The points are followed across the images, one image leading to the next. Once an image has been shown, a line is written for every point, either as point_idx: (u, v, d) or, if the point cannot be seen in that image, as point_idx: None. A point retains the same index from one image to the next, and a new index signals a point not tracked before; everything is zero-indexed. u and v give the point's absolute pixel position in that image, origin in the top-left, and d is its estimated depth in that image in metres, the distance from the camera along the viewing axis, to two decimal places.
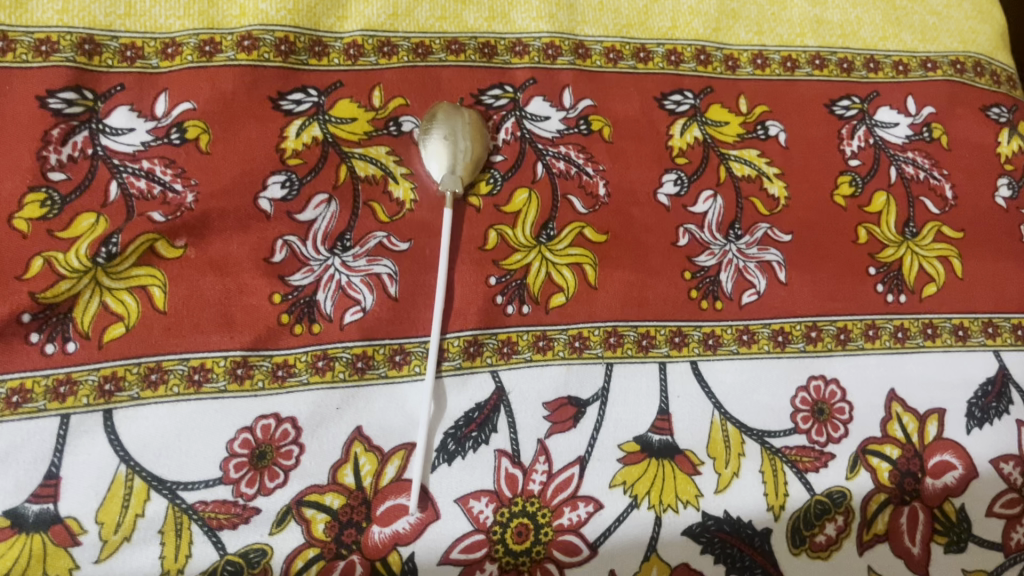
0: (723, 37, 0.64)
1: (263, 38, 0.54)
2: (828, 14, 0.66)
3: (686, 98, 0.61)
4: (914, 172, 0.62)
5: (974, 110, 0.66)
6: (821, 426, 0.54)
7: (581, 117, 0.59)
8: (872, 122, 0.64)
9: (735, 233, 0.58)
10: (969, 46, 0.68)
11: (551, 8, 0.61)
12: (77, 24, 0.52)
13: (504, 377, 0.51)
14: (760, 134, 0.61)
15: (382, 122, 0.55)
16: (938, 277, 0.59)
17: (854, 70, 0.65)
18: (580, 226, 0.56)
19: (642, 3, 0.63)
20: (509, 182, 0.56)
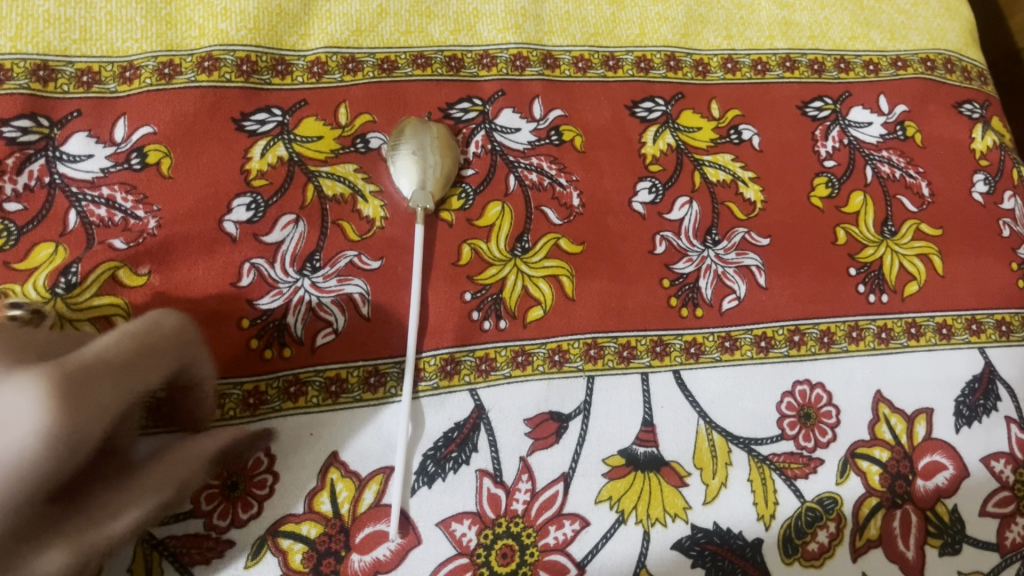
0: (692, 42, 0.63)
1: (224, 58, 0.53)
2: (796, 16, 0.66)
3: (658, 105, 0.60)
4: (890, 171, 0.62)
5: (946, 107, 0.66)
6: (808, 431, 0.53)
7: (552, 127, 0.58)
8: (846, 122, 0.63)
9: (713, 239, 0.57)
10: (938, 43, 0.68)
11: (518, 19, 0.60)
12: (30, 50, 0.50)
13: (483, 395, 0.50)
14: (733, 139, 0.61)
15: (348, 139, 0.54)
16: (919, 276, 0.59)
17: (825, 71, 0.65)
18: (555, 238, 0.55)
19: (609, 11, 0.62)
20: (481, 195, 0.55)
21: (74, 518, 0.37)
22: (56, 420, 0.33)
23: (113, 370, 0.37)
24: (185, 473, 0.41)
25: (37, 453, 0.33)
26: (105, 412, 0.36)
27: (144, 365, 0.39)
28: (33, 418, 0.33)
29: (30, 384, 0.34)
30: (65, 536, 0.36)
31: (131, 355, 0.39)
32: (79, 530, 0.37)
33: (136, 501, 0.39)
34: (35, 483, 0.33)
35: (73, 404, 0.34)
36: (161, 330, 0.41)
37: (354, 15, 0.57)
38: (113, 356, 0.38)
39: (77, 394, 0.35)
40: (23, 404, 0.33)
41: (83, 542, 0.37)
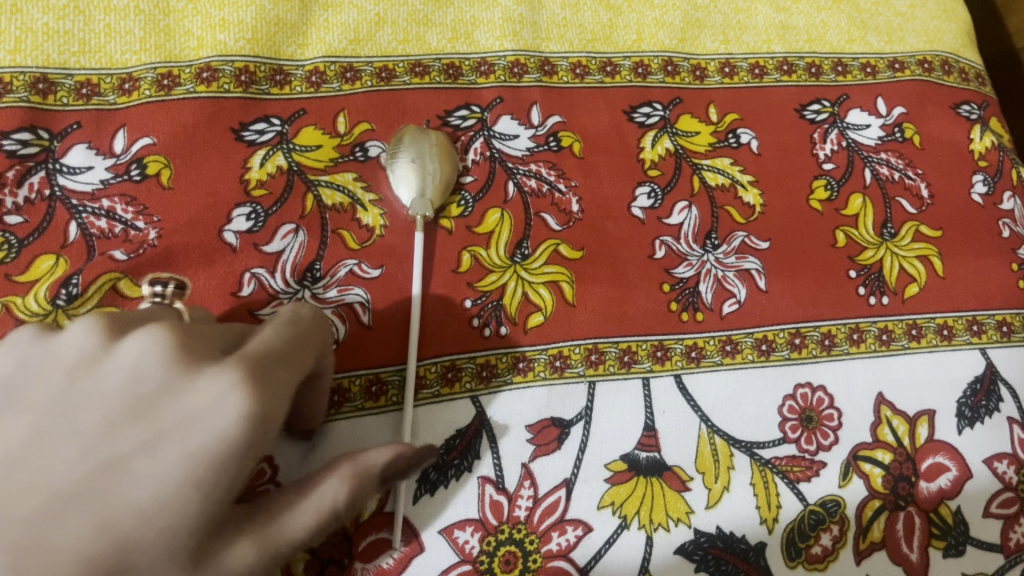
0: (689, 47, 0.63)
1: (222, 69, 0.53)
2: (793, 20, 0.66)
3: (656, 110, 0.61)
4: (889, 173, 0.62)
5: (943, 108, 0.66)
6: (811, 434, 0.53)
7: (550, 134, 0.58)
8: (844, 125, 0.63)
9: (712, 243, 0.57)
10: (935, 45, 0.68)
11: (515, 26, 0.60)
12: (29, 63, 0.51)
13: (484, 402, 0.50)
14: (732, 143, 0.61)
15: (347, 148, 0.54)
16: (919, 277, 0.59)
17: (822, 74, 0.65)
18: (554, 243, 0.55)
19: (605, 17, 0.62)
20: (480, 203, 0.55)
21: (255, 517, 0.36)
22: (257, 404, 0.33)
23: (285, 359, 0.37)
24: (356, 479, 0.38)
25: (244, 436, 0.33)
26: (285, 396, 0.36)
27: (304, 356, 0.39)
28: (233, 402, 0.33)
29: (223, 370, 0.34)
30: (249, 534, 0.35)
31: (298, 346, 0.39)
32: (256, 527, 0.35)
33: (309, 504, 0.37)
34: (243, 468, 0.33)
35: (264, 388, 0.34)
36: (304, 321, 0.41)
37: (352, 25, 0.57)
38: (285, 344, 0.38)
39: (263, 380, 0.35)
40: (225, 389, 0.33)
41: (264, 542, 0.35)
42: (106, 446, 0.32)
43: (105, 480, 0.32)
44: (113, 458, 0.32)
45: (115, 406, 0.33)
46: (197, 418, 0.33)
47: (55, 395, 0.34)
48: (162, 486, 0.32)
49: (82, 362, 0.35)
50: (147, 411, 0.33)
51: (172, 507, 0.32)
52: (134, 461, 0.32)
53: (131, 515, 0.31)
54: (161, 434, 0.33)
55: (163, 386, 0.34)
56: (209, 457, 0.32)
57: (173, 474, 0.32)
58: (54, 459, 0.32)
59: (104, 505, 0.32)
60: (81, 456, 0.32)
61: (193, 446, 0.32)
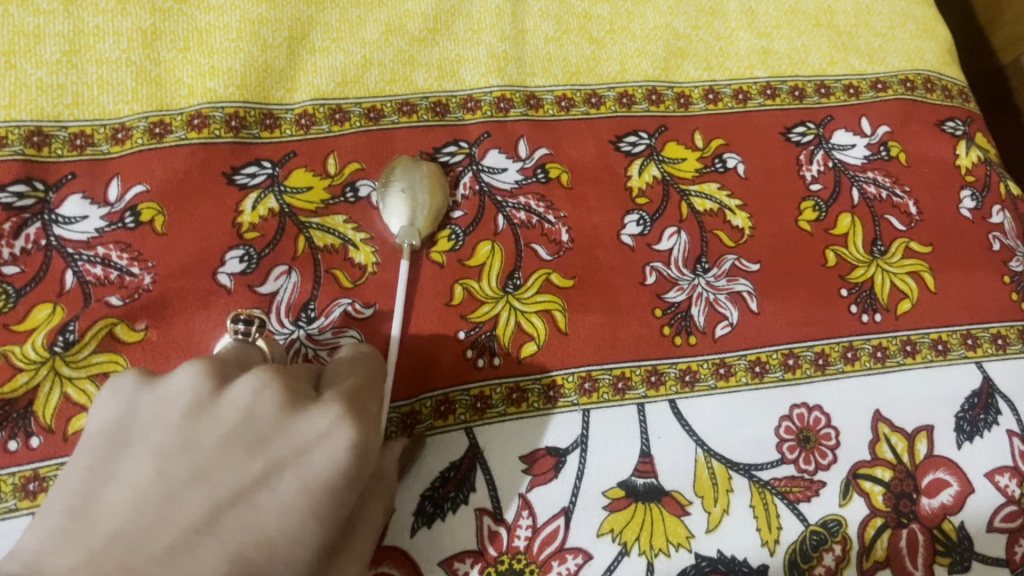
0: (672, 75, 0.64)
1: (213, 115, 0.54)
2: (774, 45, 0.67)
3: (641, 139, 0.61)
4: (876, 192, 0.63)
5: (928, 125, 0.67)
6: (808, 454, 0.53)
7: (538, 166, 0.59)
8: (830, 145, 0.64)
9: (703, 267, 0.57)
10: (917, 64, 0.69)
11: (500, 62, 0.61)
12: (24, 116, 0.52)
13: (479, 434, 0.50)
14: (718, 168, 0.61)
15: (338, 189, 0.55)
16: (911, 293, 0.59)
17: (806, 97, 0.66)
18: (546, 273, 0.55)
19: (589, 50, 0.63)
20: (471, 236, 0.56)
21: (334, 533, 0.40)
22: (364, 436, 0.37)
23: (366, 392, 0.41)
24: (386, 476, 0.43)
25: (357, 466, 0.37)
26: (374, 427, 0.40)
27: (376, 387, 0.43)
28: (345, 435, 0.37)
29: (327, 406, 0.38)
30: (344, 555, 0.39)
31: (371, 380, 0.42)
32: (347, 547, 0.40)
33: (371, 508, 0.41)
34: (352, 494, 0.37)
35: (364, 421, 0.38)
36: (365, 353, 0.45)
37: (339, 67, 0.58)
38: (362, 380, 0.42)
39: (359, 413, 0.39)
40: (334, 423, 0.37)
41: (356, 552, 0.40)
42: (232, 481, 0.35)
43: (233, 514, 0.35)
44: (241, 491, 0.35)
45: (235, 443, 0.36)
46: (311, 452, 0.36)
47: (174, 434, 0.36)
48: (288, 515, 0.35)
49: (193, 401, 0.37)
50: (265, 447, 0.36)
51: (300, 533, 0.35)
52: (261, 494, 0.35)
53: (261, 546, 0.34)
54: (280, 468, 0.36)
55: (275, 424, 0.37)
56: (327, 487, 0.36)
57: (294, 504, 0.35)
58: (187, 496, 0.34)
59: (237, 536, 0.34)
60: (211, 493, 0.35)
61: (315, 477, 0.36)
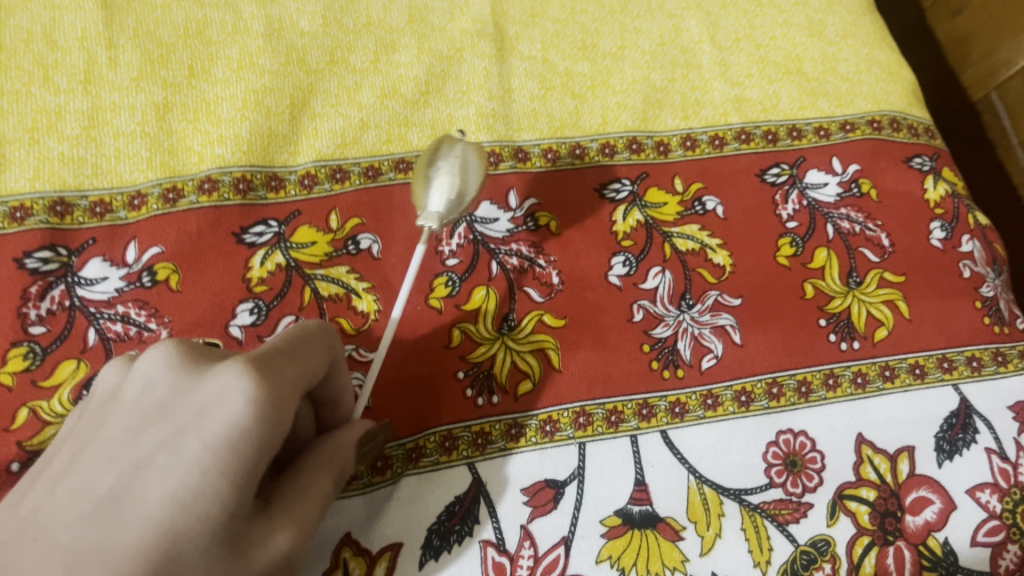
0: (651, 126, 0.68)
1: (222, 179, 0.58)
2: (747, 93, 0.71)
3: (625, 185, 0.65)
4: (850, 227, 0.66)
5: (896, 162, 0.70)
6: (795, 477, 0.56)
7: (528, 215, 0.63)
8: (803, 185, 0.67)
9: (687, 303, 0.61)
10: (883, 105, 0.73)
11: (489, 120, 0.65)
12: (47, 188, 0.56)
13: (480, 468, 0.53)
14: (698, 210, 0.65)
15: (341, 242, 0.58)
16: (887, 321, 0.62)
17: (779, 140, 0.69)
18: (538, 314, 0.59)
19: (572, 105, 0.67)
20: (467, 282, 0.59)
21: (279, 503, 0.37)
22: (264, 389, 0.33)
23: (291, 357, 0.38)
24: (343, 455, 0.43)
25: (254, 418, 0.33)
26: (291, 390, 0.36)
27: (313, 360, 0.40)
28: (239, 389, 0.33)
29: (226, 366, 0.34)
30: (282, 517, 0.36)
31: (301, 348, 0.39)
32: (286, 509, 0.37)
33: (322, 483, 0.40)
34: (263, 451, 0.33)
35: (270, 378, 0.35)
36: (310, 329, 0.42)
37: (339, 131, 0.62)
38: (291, 347, 0.39)
39: (267, 371, 0.35)
40: (229, 381, 0.33)
41: (297, 516, 0.37)
42: (135, 452, 0.33)
43: (137, 479, 0.32)
44: (141, 459, 0.32)
45: (142, 416, 0.34)
46: (211, 409, 0.33)
47: (98, 423, 0.35)
48: (190, 472, 0.31)
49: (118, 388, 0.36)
50: (167, 414, 0.34)
51: (204, 489, 0.31)
52: (162, 456, 0.32)
53: (168, 504, 0.31)
54: (178, 432, 0.33)
55: (177, 390, 0.34)
56: (232, 440, 0.32)
57: (197, 462, 0.32)
58: (91, 472, 0.33)
59: (139, 500, 0.31)
60: (112, 463, 0.33)
61: (211, 432, 0.32)
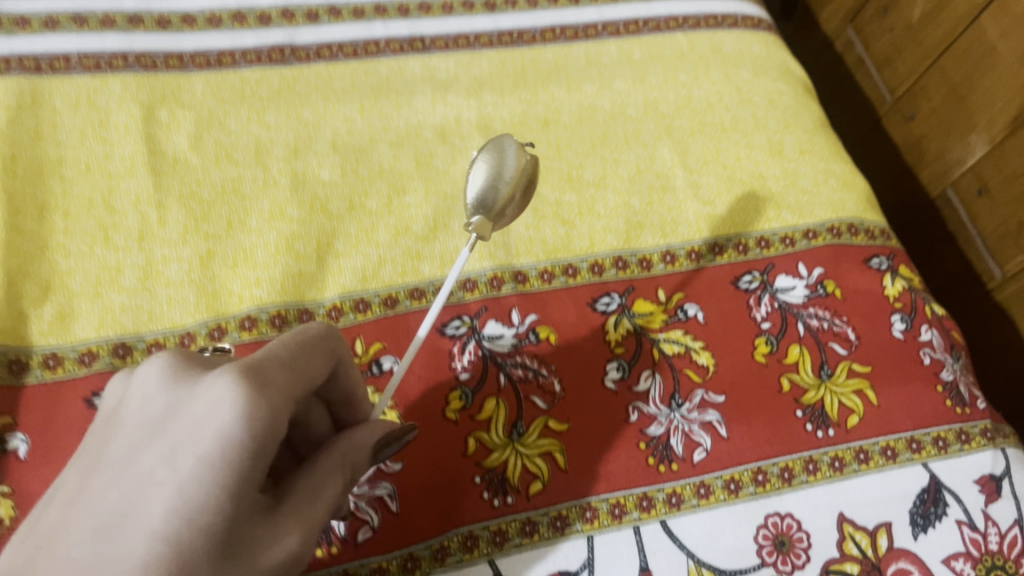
0: (634, 244, 0.77)
1: (260, 316, 0.66)
2: (718, 210, 0.79)
3: (614, 299, 0.73)
4: (819, 324, 0.74)
5: (857, 263, 0.78)
6: (785, 556, 0.62)
7: (530, 329, 0.70)
8: (773, 289, 0.75)
9: (677, 402, 0.68)
10: (841, 213, 0.81)
11: (490, 248, 0.74)
12: (111, 332, 0.63)
13: (500, 563, 0.59)
14: (681, 317, 0.73)
15: (366, 365, 0.66)
16: (858, 408, 0.69)
17: (749, 250, 0.78)
18: (544, 420, 0.66)
19: (563, 232, 0.76)
20: (478, 393, 0.66)
21: (286, 507, 0.42)
22: (249, 396, 0.38)
23: (286, 364, 0.42)
24: (357, 454, 0.48)
25: (242, 429, 0.37)
26: (284, 397, 0.40)
27: (311, 366, 0.44)
28: (229, 399, 0.37)
29: (218, 378, 0.39)
30: (288, 518, 0.41)
31: (300, 355, 0.44)
32: (293, 512, 0.42)
33: (332, 482, 0.45)
34: (256, 460, 0.38)
35: (261, 387, 0.39)
36: (311, 337, 0.46)
37: (360, 266, 0.70)
38: (289, 353, 0.43)
39: (258, 379, 0.39)
40: (220, 394, 0.38)
41: (301, 518, 0.42)
42: (137, 466, 0.37)
43: (143, 493, 0.36)
44: (144, 473, 0.37)
45: (145, 433, 0.39)
46: (206, 424, 0.37)
47: (103, 439, 0.40)
48: (189, 487, 0.36)
49: (138, 394, 0.41)
50: (163, 429, 0.38)
51: (204, 503, 0.36)
52: (164, 471, 0.36)
53: (169, 517, 0.35)
54: (175, 447, 0.37)
55: (174, 408, 0.39)
56: (224, 454, 0.36)
57: (194, 475, 0.36)
58: (100, 487, 0.37)
59: (142, 513, 0.35)
60: (118, 478, 0.37)
61: (205, 447, 0.36)
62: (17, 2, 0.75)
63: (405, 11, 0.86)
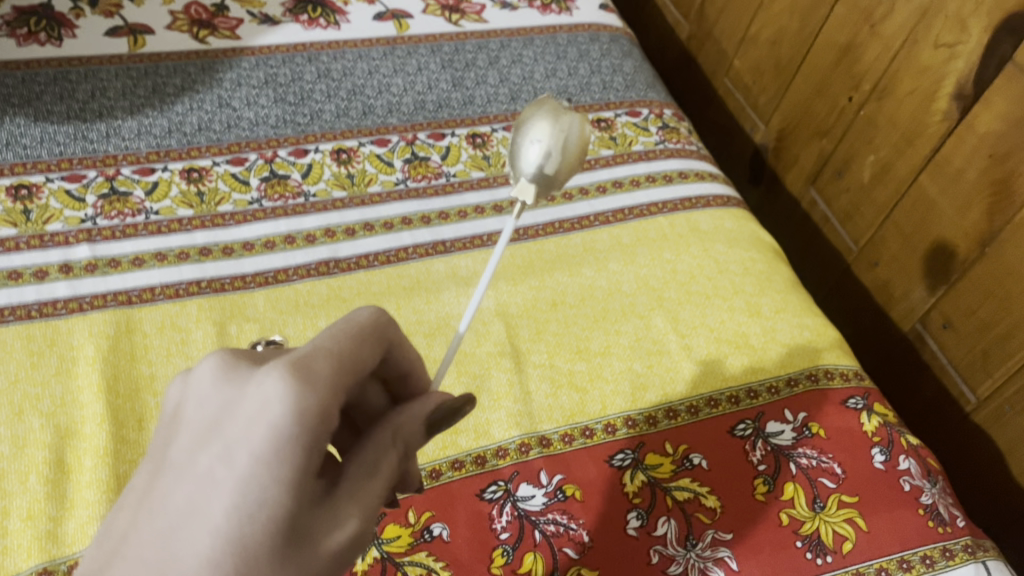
0: (641, 403, 0.88)
1: None
2: (710, 367, 0.92)
3: (627, 454, 0.84)
4: (808, 462, 0.84)
5: (836, 404, 0.90)
6: None
7: (557, 488, 0.81)
8: (765, 434, 0.87)
9: (691, 542, 0.78)
10: (817, 361, 0.94)
11: (516, 418, 0.85)
12: None
13: None
14: (687, 465, 0.84)
15: (418, 532, 0.76)
16: (850, 535, 0.79)
17: (741, 400, 0.89)
18: (577, 568, 0.76)
19: (578, 398, 0.88)
20: (518, 549, 0.76)
21: (346, 491, 0.46)
22: (297, 391, 0.41)
23: (334, 354, 0.45)
24: (407, 430, 0.51)
25: (295, 425, 0.41)
26: (332, 384, 0.43)
27: (360, 354, 0.47)
28: (280, 395, 0.41)
29: (271, 373, 0.42)
30: (348, 501, 0.45)
31: (348, 344, 0.46)
32: (352, 495, 0.46)
33: (383, 461, 0.48)
34: (310, 451, 0.41)
35: (308, 380, 0.42)
36: (358, 320, 0.49)
37: None
38: (337, 344, 0.46)
39: (306, 370, 0.43)
40: (271, 392, 0.41)
41: (359, 501, 0.46)
42: (198, 467, 0.41)
43: (207, 492, 0.40)
44: (205, 472, 0.41)
45: (203, 435, 0.43)
46: (259, 421, 0.41)
47: (168, 443, 0.45)
48: (249, 483, 0.40)
49: (200, 392, 0.45)
50: (218, 429, 0.42)
51: (263, 496, 0.40)
52: (223, 471, 0.41)
53: (233, 516, 0.40)
54: (232, 445, 0.41)
55: (229, 407, 0.43)
56: (278, 452, 0.40)
57: (254, 473, 0.40)
58: (166, 492, 0.42)
59: (206, 512, 0.40)
60: (181, 479, 0.42)
61: (260, 444, 0.40)
62: (111, 248, 0.91)
63: (428, 219, 1.03)
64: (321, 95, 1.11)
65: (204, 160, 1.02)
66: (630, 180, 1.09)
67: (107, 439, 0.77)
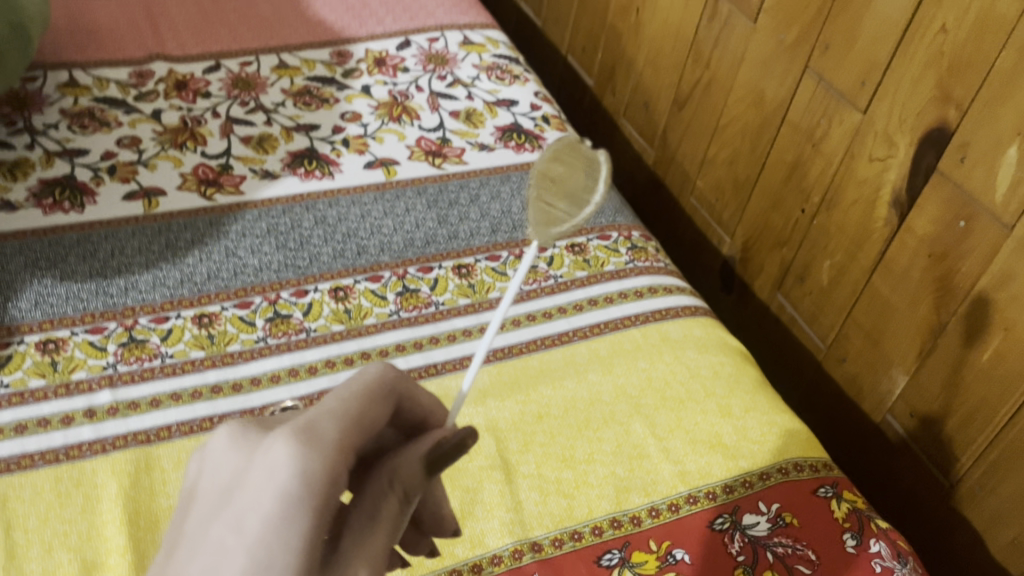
0: (625, 505, 0.95)
1: None
2: (688, 466, 0.99)
3: (615, 553, 0.90)
4: (784, 549, 0.91)
5: (807, 494, 0.97)
6: None
7: None
8: (741, 526, 0.93)
9: None
10: (787, 455, 1.01)
11: (509, 525, 0.91)
12: None
13: None
14: (671, 560, 0.90)
15: None
16: None
17: (718, 496, 0.96)
18: None
19: (566, 503, 0.94)
20: None
21: (351, 550, 0.54)
22: (299, 458, 0.51)
23: (338, 417, 0.54)
24: (402, 475, 0.56)
25: (298, 489, 0.50)
26: (336, 445, 0.52)
27: (369, 412, 0.56)
28: (286, 464, 0.51)
29: (278, 443, 0.52)
30: (353, 558, 0.53)
31: (355, 405, 0.55)
32: (358, 552, 0.53)
33: (383, 510, 0.55)
34: (315, 512, 0.50)
35: (310, 446, 0.51)
36: (368, 379, 0.58)
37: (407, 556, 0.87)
38: (342, 406, 0.55)
39: (309, 437, 0.52)
40: (277, 462, 0.51)
41: (364, 556, 0.53)
42: (216, 537, 0.51)
43: (222, 556, 0.50)
44: (222, 540, 0.50)
45: (220, 507, 0.52)
46: (267, 489, 0.50)
47: (192, 516, 0.54)
48: (257, 546, 0.49)
49: (218, 465, 0.55)
50: (232, 500, 0.52)
51: (271, 556, 0.49)
52: (236, 536, 0.50)
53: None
54: (245, 514, 0.50)
55: (241, 480, 0.52)
56: (284, 516, 0.50)
57: (264, 537, 0.49)
58: (190, 560, 0.51)
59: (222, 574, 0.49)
60: (203, 549, 0.51)
61: (268, 510, 0.50)
62: (130, 391, 1.00)
63: (420, 345, 1.12)
64: (319, 240, 1.23)
65: (213, 305, 1.12)
66: (605, 297, 1.19)
67: (129, 570, 0.84)
